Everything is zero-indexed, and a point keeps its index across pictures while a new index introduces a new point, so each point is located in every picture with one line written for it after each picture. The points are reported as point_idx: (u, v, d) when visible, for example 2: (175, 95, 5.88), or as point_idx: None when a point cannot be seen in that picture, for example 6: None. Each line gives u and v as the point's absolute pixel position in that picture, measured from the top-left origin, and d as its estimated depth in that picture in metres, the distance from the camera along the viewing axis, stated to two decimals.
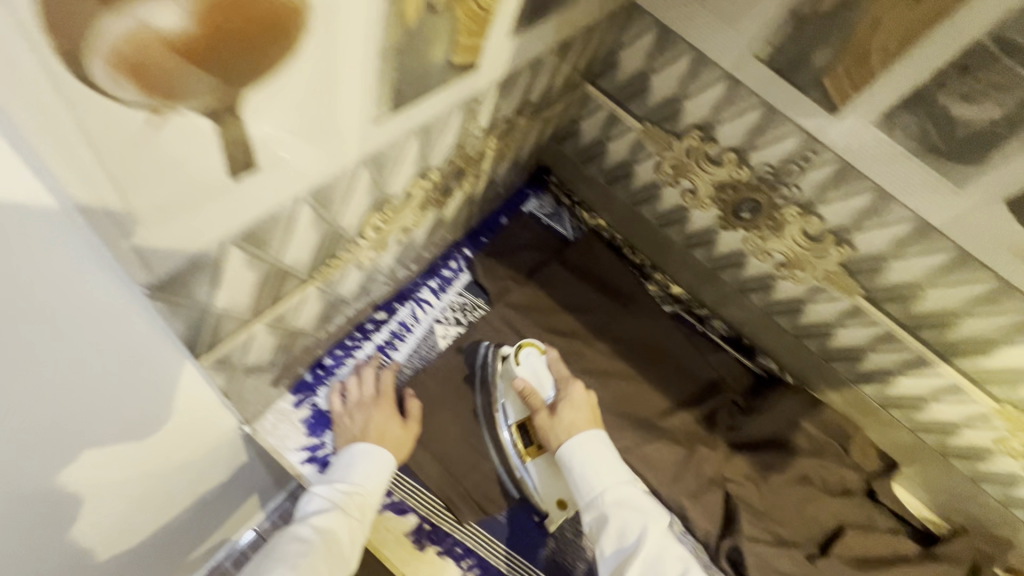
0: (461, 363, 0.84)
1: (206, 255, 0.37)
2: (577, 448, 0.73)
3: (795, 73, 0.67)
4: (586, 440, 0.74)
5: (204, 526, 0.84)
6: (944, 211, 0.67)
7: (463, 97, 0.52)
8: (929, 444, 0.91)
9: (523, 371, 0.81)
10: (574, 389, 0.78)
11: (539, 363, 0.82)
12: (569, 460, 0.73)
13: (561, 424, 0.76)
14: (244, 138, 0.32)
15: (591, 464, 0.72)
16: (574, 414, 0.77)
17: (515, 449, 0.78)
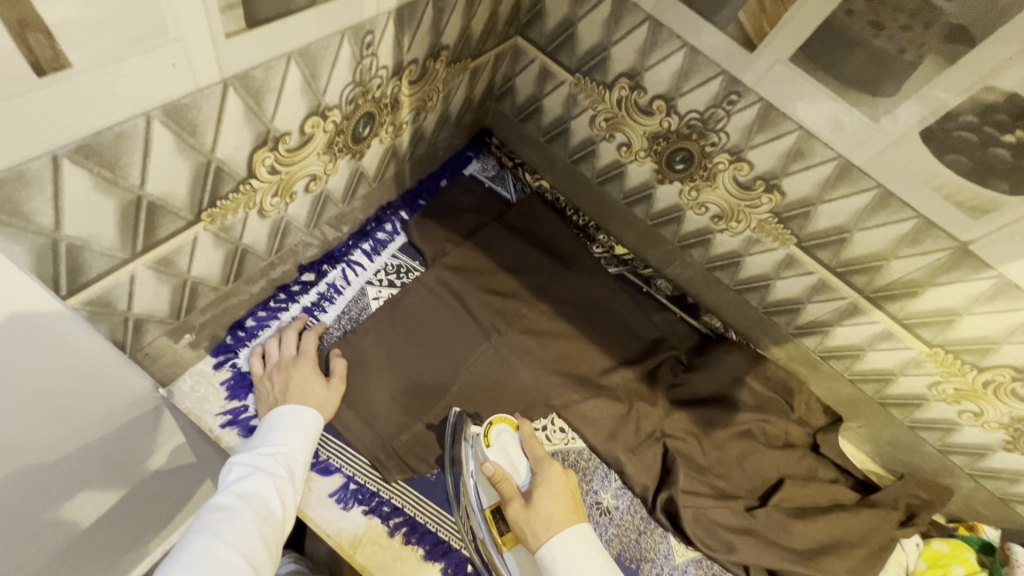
0: (432, 439, 0.77)
1: (31, 165, 0.34)
2: (561, 548, 0.63)
3: (711, 10, 0.66)
4: (567, 536, 0.64)
5: (154, 512, 0.82)
6: (863, 147, 0.66)
7: (348, 23, 0.50)
8: (870, 395, 0.91)
9: (495, 454, 0.71)
10: (550, 470, 0.70)
11: (512, 440, 0.73)
12: (554, 566, 0.62)
13: (539, 514, 0.66)
14: (38, 21, 0.29)
15: (578, 568, 0.62)
16: (551, 503, 0.67)
17: (490, 538, 0.69)
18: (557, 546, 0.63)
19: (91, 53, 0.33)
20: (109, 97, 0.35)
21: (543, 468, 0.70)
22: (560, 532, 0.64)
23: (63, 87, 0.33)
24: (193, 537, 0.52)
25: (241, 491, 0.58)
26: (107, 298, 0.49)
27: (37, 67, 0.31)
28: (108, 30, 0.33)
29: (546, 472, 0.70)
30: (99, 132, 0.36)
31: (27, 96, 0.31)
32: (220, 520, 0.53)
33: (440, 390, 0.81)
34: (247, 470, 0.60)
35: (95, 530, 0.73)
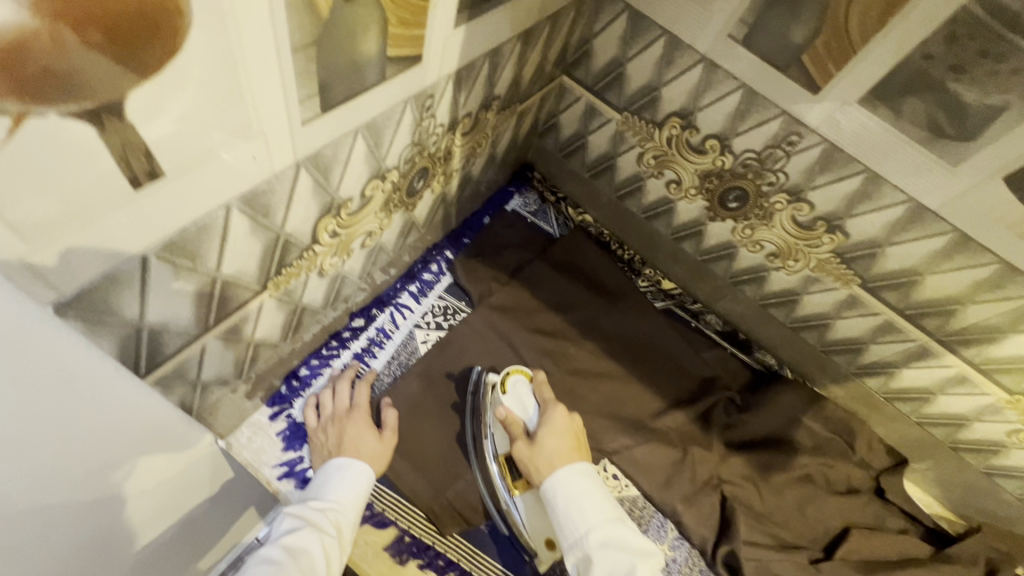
0: (449, 387, 0.82)
1: (125, 268, 0.35)
2: (558, 481, 0.63)
3: (772, 53, 0.64)
4: (568, 471, 0.63)
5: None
6: (939, 191, 0.63)
7: (411, 92, 0.49)
8: (939, 438, 0.86)
9: (509, 400, 0.73)
10: (556, 412, 0.69)
11: (527, 389, 0.74)
12: (551, 498, 0.62)
13: (543, 453, 0.66)
14: (139, 142, 0.29)
15: (575, 500, 0.61)
16: (556, 442, 0.66)
17: (503, 481, 0.71)
18: (557, 479, 0.63)
19: (182, 160, 0.32)
20: (195, 196, 0.35)
21: (550, 410, 0.70)
22: (560, 468, 0.63)
23: (154, 194, 0.33)
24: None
25: (289, 544, 0.54)
26: (178, 369, 0.49)
27: (135, 180, 0.31)
28: (199, 135, 0.32)
29: (552, 414, 0.69)
30: (184, 229, 0.37)
31: (120, 207, 0.31)
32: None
33: (462, 348, 0.85)
34: (298, 522, 0.58)
35: None
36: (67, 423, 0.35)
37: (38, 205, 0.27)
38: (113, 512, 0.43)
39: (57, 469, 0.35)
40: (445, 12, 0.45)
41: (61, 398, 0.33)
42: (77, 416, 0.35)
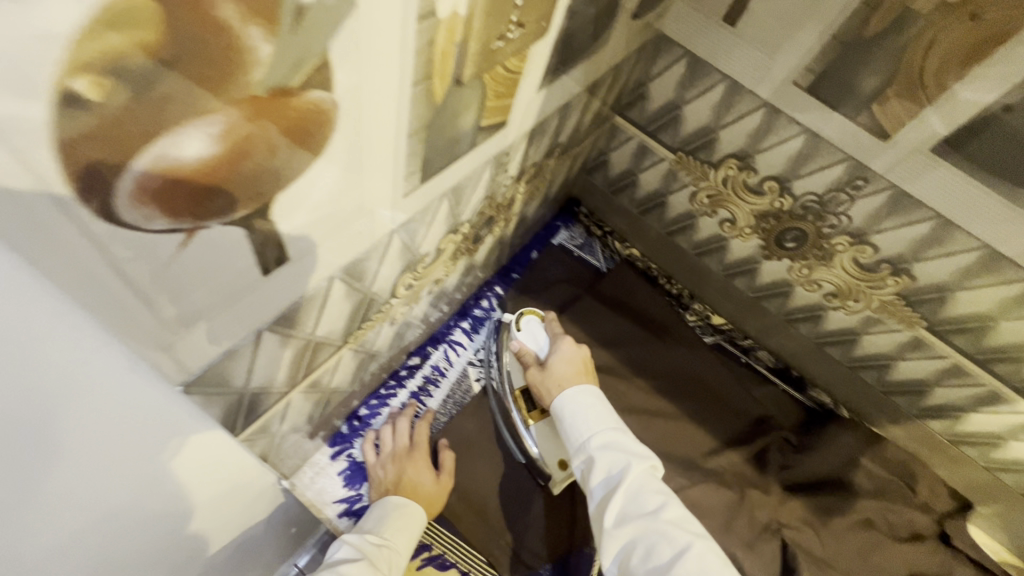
0: None
1: (241, 345, 0.36)
2: (563, 395, 0.64)
3: (841, 101, 0.64)
4: (575, 389, 0.64)
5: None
6: (1017, 241, 0.61)
7: (492, 154, 0.50)
8: (1009, 484, 0.83)
9: (521, 335, 0.74)
10: (565, 344, 0.70)
11: (539, 326, 0.75)
12: (556, 408, 0.64)
13: (553, 377, 0.67)
14: (274, 236, 0.30)
15: (578, 409, 0.63)
16: (566, 367, 0.68)
17: (519, 414, 0.73)
18: (562, 395, 0.64)
19: (305, 244, 0.34)
20: (310, 274, 0.37)
21: (560, 343, 0.71)
22: (568, 387, 0.65)
23: (279, 277, 0.34)
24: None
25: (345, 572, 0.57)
26: (264, 425, 0.50)
27: (265, 268, 0.32)
28: (326, 220, 0.34)
29: (562, 344, 0.70)
30: (294, 302, 0.38)
31: (247, 292, 0.32)
32: None
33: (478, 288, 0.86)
34: (355, 553, 0.60)
35: None
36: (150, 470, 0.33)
37: (185, 294, 0.28)
38: (175, 532, 0.42)
39: (136, 508, 0.35)
40: (531, 80, 0.46)
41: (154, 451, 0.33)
42: (163, 463, 0.34)
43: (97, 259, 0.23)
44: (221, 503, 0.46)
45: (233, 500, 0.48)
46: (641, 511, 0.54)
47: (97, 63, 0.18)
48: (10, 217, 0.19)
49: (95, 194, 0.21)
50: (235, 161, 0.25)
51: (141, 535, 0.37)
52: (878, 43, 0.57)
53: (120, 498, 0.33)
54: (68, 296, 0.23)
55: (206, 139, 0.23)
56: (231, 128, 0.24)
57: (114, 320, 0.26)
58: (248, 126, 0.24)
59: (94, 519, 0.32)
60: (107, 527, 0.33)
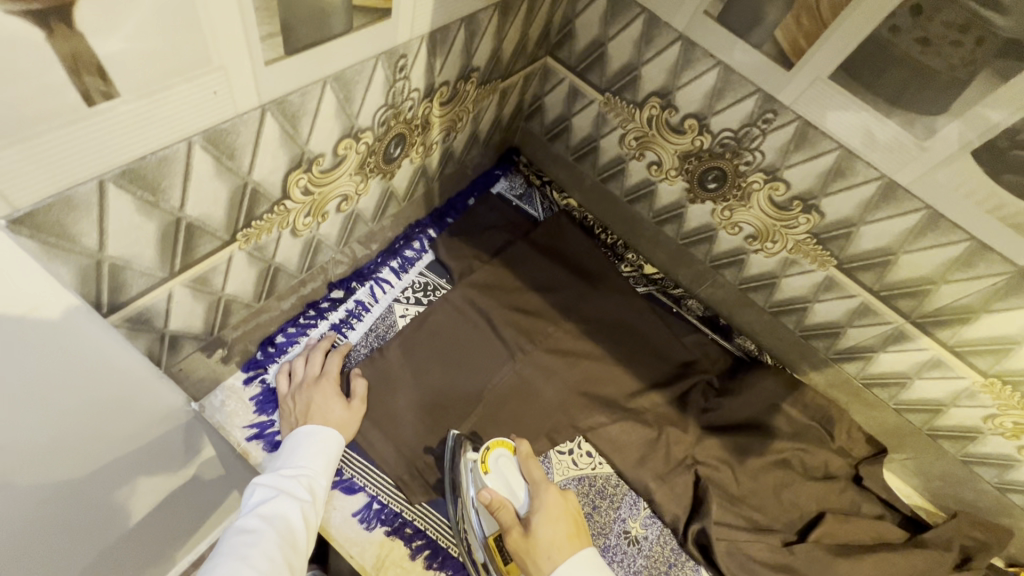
0: (431, 462, 0.75)
1: (76, 192, 0.35)
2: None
3: (747, 30, 0.65)
4: (572, 565, 0.60)
5: (182, 525, 0.82)
6: (909, 168, 0.63)
7: (380, 48, 0.50)
8: (917, 425, 0.86)
9: (493, 481, 0.68)
10: (547, 494, 0.66)
11: (510, 466, 0.70)
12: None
13: (539, 543, 0.62)
14: (90, 56, 0.30)
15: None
16: (552, 529, 0.63)
17: (492, 564, 0.66)
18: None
19: (138, 82, 0.33)
20: (150, 125, 0.36)
21: (539, 493, 0.66)
22: (562, 560, 0.60)
23: (107, 115, 0.33)
24: (221, 559, 0.52)
25: (266, 513, 0.57)
26: (145, 314, 0.50)
27: (87, 96, 0.32)
28: (155, 59, 0.33)
29: (543, 498, 0.65)
30: (143, 158, 0.38)
31: (70, 125, 0.32)
32: (246, 543, 0.53)
33: (441, 415, 0.79)
34: (271, 492, 0.59)
35: (136, 538, 0.73)
36: (46, 365, 0.42)
37: None
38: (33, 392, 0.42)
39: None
40: None
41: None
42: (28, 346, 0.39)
43: None
44: (107, 397, 0.51)
45: (110, 404, 0.52)
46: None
47: None
48: None
49: None
50: None
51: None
52: None
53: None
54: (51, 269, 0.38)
55: None
56: None
57: None
58: None
59: None
60: None
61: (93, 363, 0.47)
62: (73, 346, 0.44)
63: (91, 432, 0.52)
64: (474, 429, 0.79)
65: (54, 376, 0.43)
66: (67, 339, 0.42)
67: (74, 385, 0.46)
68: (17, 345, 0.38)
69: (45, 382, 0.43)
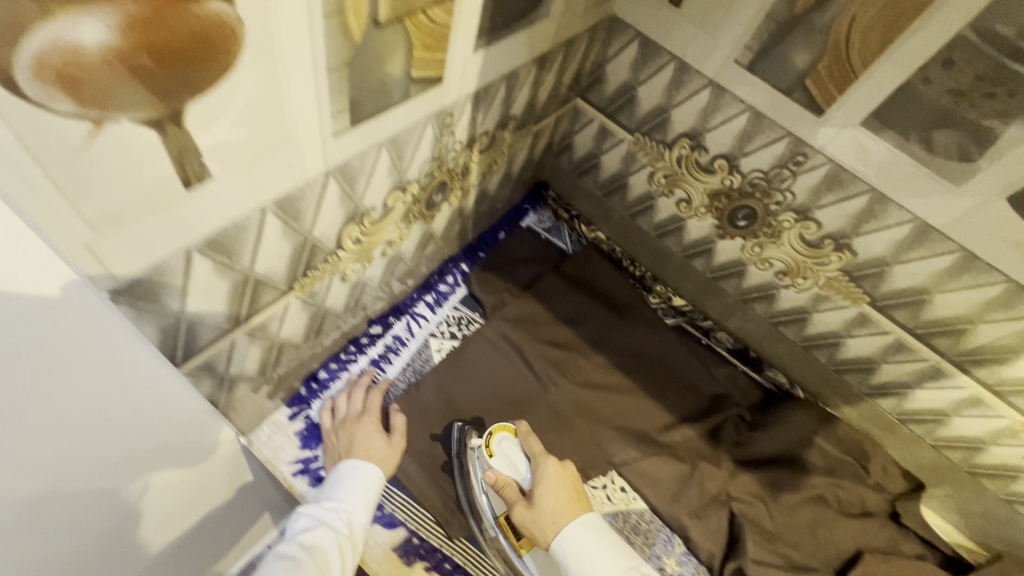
0: (437, 449, 0.79)
1: (169, 263, 0.39)
2: (567, 540, 0.63)
3: (778, 78, 0.67)
4: (574, 528, 0.64)
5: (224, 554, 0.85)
6: (944, 211, 0.64)
7: (431, 111, 0.53)
8: (956, 462, 0.84)
9: (496, 463, 0.73)
10: (547, 467, 0.70)
11: (513, 447, 0.74)
12: (563, 557, 0.63)
13: (542, 512, 0.66)
14: (193, 148, 0.33)
15: (588, 556, 0.62)
16: (553, 497, 0.67)
17: (508, 542, 0.72)
18: (564, 538, 0.64)
19: (229, 166, 0.37)
20: (233, 200, 0.39)
21: (540, 465, 0.71)
22: (566, 525, 0.64)
23: (201, 196, 0.37)
24: None
25: (306, 542, 0.59)
26: (210, 362, 0.53)
27: (186, 182, 0.35)
28: (244, 145, 0.36)
29: (543, 469, 0.70)
30: (225, 227, 0.41)
31: (170, 206, 0.35)
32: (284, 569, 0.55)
33: (448, 409, 0.82)
34: (311, 521, 0.62)
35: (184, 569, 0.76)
36: (128, 412, 0.44)
37: (100, 193, 0.31)
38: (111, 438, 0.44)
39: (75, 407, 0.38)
40: (465, 38, 0.50)
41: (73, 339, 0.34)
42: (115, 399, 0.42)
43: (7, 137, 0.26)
44: (162, 444, 0.51)
45: (175, 447, 0.54)
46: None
47: None
48: None
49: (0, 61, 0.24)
50: (142, 54, 0.28)
51: (82, 445, 0.42)
52: (806, 20, 0.61)
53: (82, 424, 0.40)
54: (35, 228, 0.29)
55: (103, 28, 0.26)
56: (129, 19, 0.26)
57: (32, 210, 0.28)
58: (147, 20, 0.27)
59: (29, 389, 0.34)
60: (59, 400, 0.36)
61: (122, 380, 0.41)
62: (128, 389, 0.42)
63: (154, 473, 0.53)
64: (478, 414, 0.83)
65: (130, 424, 0.45)
66: (66, 328, 0.33)
67: (127, 425, 0.45)
68: (78, 392, 0.38)
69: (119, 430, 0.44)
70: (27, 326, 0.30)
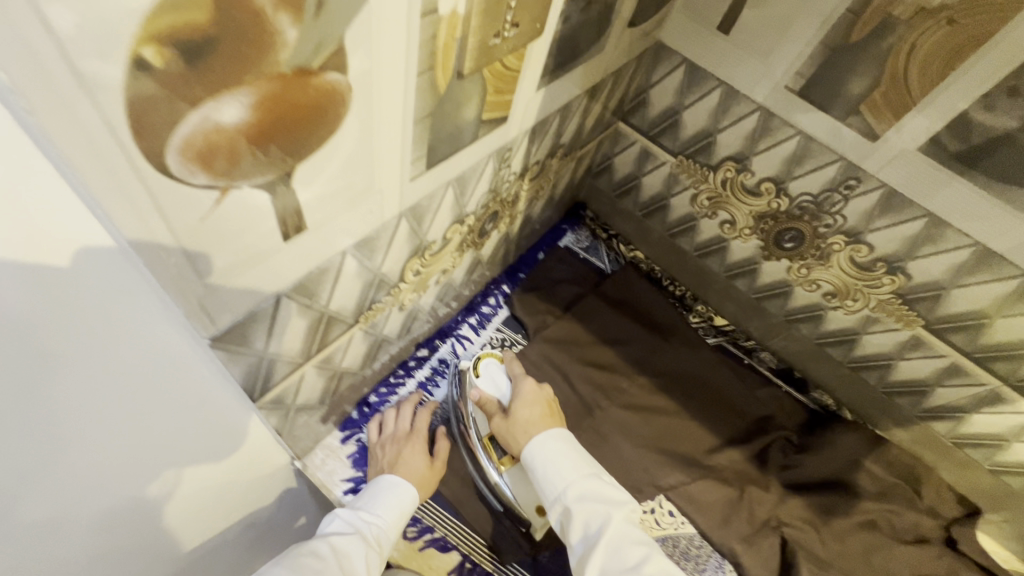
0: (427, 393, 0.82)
1: (261, 309, 0.41)
2: (537, 447, 0.65)
3: (831, 103, 0.67)
4: (544, 437, 0.66)
5: None
6: (1007, 237, 0.63)
7: (493, 147, 0.54)
8: (1016, 488, 0.82)
9: (481, 382, 0.75)
10: (525, 384, 0.72)
11: (499, 370, 0.76)
12: (531, 461, 0.65)
13: (518, 424, 0.69)
14: (296, 205, 0.35)
15: (550, 458, 0.64)
16: (529, 411, 0.69)
17: (488, 458, 0.73)
18: (533, 444, 0.66)
19: (322, 218, 0.38)
20: (325, 246, 0.41)
21: (520, 383, 0.73)
22: (537, 434, 0.66)
23: (297, 245, 0.39)
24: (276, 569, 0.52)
25: (336, 543, 0.58)
26: (281, 395, 0.55)
27: (285, 235, 0.37)
28: (336, 198, 0.38)
29: (522, 386, 0.72)
30: (311, 272, 0.42)
31: (270, 257, 0.37)
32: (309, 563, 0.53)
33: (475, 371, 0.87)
34: (345, 527, 0.62)
35: None
36: (195, 451, 0.43)
37: (211, 250, 0.33)
38: (176, 475, 0.43)
39: (143, 442, 0.37)
40: (530, 79, 0.51)
41: (149, 368, 0.33)
42: (185, 436, 0.41)
43: (140, 191, 0.27)
44: (215, 478, 0.49)
45: (237, 482, 0.54)
46: (623, 566, 0.56)
47: (172, 36, 0.23)
48: (78, 148, 0.23)
49: (152, 141, 0.26)
50: (266, 126, 0.30)
51: (149, 480, 0.40)
52: (863, 48, 0.60)
53: (150, 460, 0.39)
54: (92, 207, 0.25)
55: (239, 106, 0.28)
56: (260, 96, 0.28)
57: (148, 253, 0.29)
58: (275, 95, 0.29)
59: (103, 419, 0.32)
60: (132, 432, 0.35)
61: (193, 417, 0.40)
62: (200, 425, 0.41)
63: (218, 510, 0.53)
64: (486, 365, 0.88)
65: (198, 463, 0.44)
66: (103, 311, 0.28)
67: (195, 464, 0.44)
68: (150, 427, 0.36)
69: (192, 465, 0.44)
70: (51, 309, 0.25)
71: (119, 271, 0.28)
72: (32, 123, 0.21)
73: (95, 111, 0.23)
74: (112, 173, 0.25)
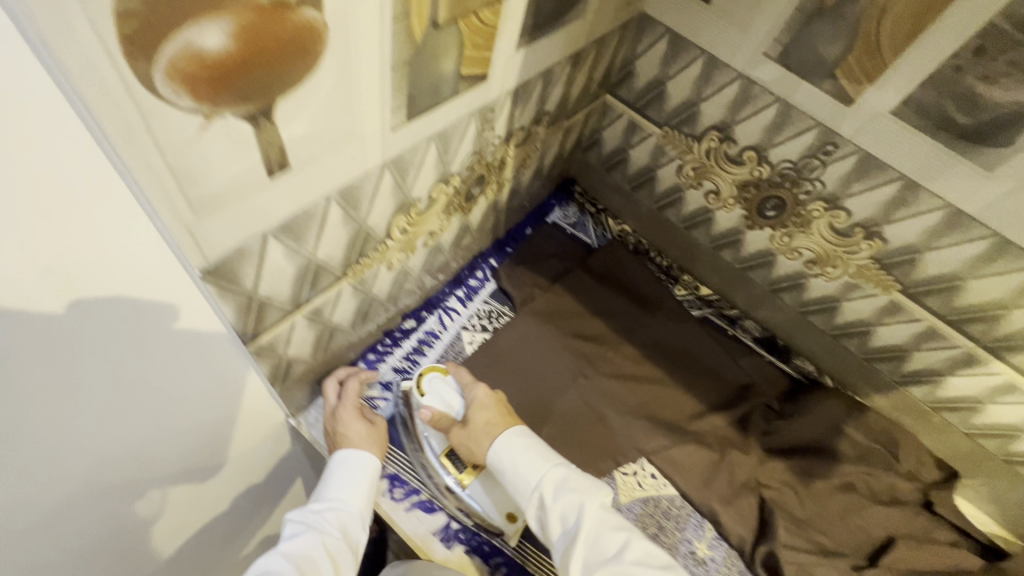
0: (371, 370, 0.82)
1: (248, 246, 0.44)
2: (502, 449, 0.69)
3: (807, 69, 0.68)
4: (505, 436, 0.70)
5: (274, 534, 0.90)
6: (977, 197, 0.64)
7: (474, 106, 0.57)
8: (992, 450, 0.84)
9: (429, 401, 0.75)
10: (478, 391, 0.75)
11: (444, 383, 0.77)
12: (499, 464, 0.69)
13: (476, 430, 0.72)
14: (279, 140, 0.38)
15: (521, 457, 0.69)
16: (483, 416, 0.72)
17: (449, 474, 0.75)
18: (499, 447, 0.69)
19: (306, 158, 0.41)
20: (310, 188, 0.44)
21: (471, 392, 0.76)
22: (498, 436, 0.70)
23: (282, 182, 0.42)
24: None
25: (292, 548, 0.60)
26: (271, 344, 0.58)
27: (269, 171, 0.40)
28: (320, 139, 0.41)
29: (474, 394, 0.75)
30: (297, 213, 0.45)
31: (253, 193, 0.40)
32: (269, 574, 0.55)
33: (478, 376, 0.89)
34: (300, 528, 0.63)
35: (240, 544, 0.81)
36: (197, 390, 0.49)
37: (198, 181, 0.36)
38: (181, 412, 0.49)
39: (152, 376, 0.43)
40: (508, 37, 0.53)
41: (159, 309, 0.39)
42: (190, 376, 0.47)
43: (137, 118, 0.30)
44: (215, 417, 0.55)
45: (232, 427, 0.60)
46: (604, 555, 0.60)
47: None
48: (82, 72, 0.27)
49: (141, 60, 0.29)
50: (246, 59, 0.33)
51: (157, 410, 0.46)
52: (836, 12, 0.62)
53: (157, 394, 0.45)
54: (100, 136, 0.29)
55: (221, 35, 0.31)
56: (241, 28, 0.31)
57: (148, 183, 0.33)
58: (255, 31, 0.32)
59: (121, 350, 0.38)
60: (143, 366, 0.41)
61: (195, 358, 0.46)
62: (202, 367, 0.47)
63: (214, 449, 0.58)
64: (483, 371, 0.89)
65: (199, 402, 0.50)
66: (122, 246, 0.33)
67: (197, 401, 0.50)
68: (158, 362, 0.42)
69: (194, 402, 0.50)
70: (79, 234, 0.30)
71: (118, 207, 0.32)
72: (34, 27, 0.24)
73: (92, 30, 0.26)
74: (110, 99, 0.29)
